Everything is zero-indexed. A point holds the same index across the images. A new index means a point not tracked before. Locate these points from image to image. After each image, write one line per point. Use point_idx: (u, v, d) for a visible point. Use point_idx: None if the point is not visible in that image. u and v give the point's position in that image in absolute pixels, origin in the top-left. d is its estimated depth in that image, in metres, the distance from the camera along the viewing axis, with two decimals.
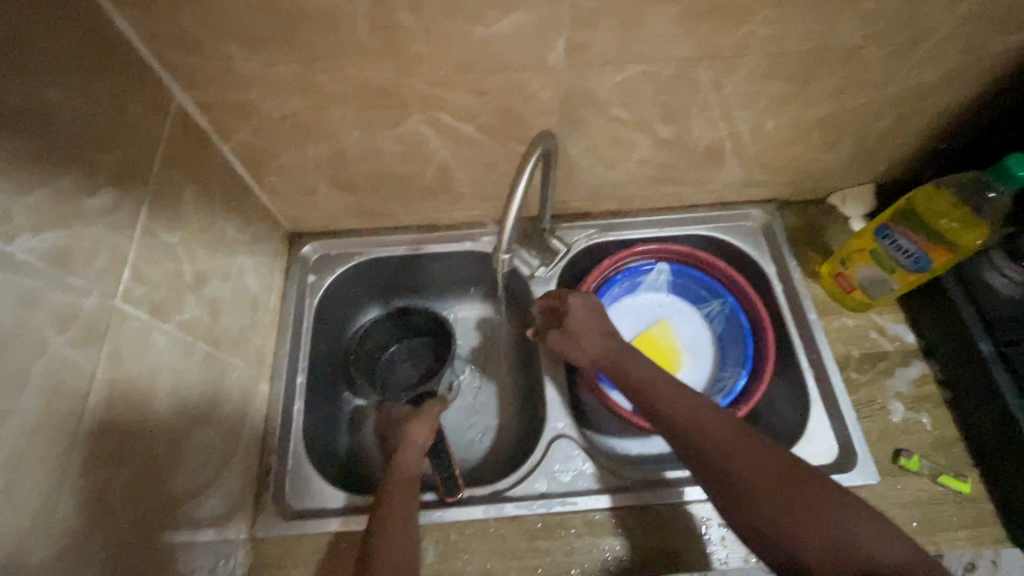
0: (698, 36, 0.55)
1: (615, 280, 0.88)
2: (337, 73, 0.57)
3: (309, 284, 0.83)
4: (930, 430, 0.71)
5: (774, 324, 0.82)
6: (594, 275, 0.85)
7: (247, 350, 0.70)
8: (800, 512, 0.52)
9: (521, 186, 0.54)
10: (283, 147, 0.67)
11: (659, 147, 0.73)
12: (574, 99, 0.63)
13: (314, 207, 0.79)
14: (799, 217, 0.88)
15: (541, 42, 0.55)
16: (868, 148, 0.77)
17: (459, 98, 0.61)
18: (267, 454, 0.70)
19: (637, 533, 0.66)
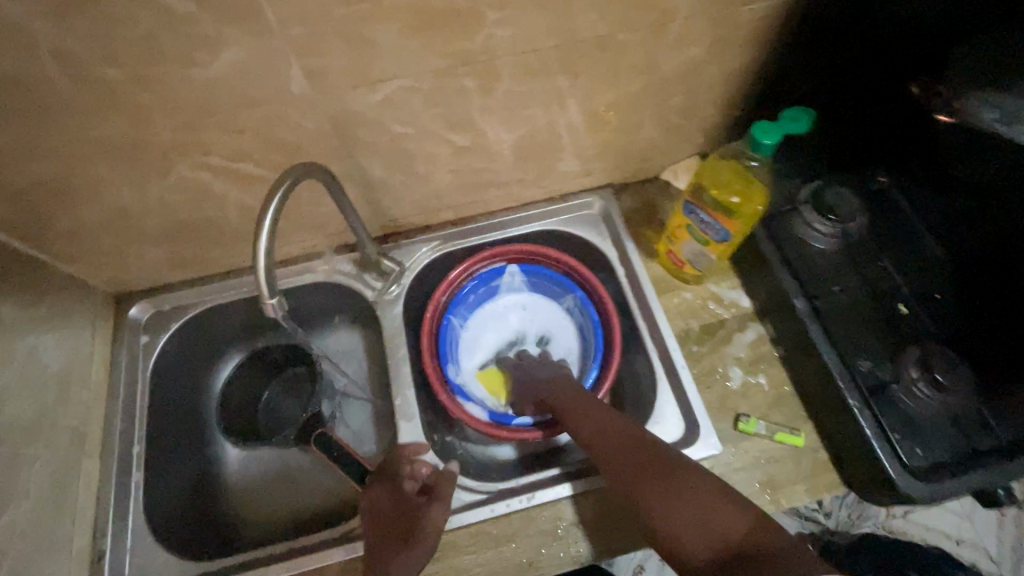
0: (435, 47, 0.55)
1: (468, 291, 0.83)
2: (68, 135, 0.54)
3: (141, 345, 0.77)
4: (766, 390, 0.74)
5: (620, 309, 0.82)
6: (442, 288, 0.80)
7: (56, 434, 0.66)
8: (682, 501, 0.54)
9: (267, 221, 0.50)
10: (54, 216, 0.63)
11: (463, 155, 0.72)
12: (343, 124, 0.61)
13: (125, 266, 0.75)
14: (637, 198, 0.88)
15: (272, 74, 0.53)
16: (675, 124, 0.77)
17: (219, 140, 0.58)
18: (100, 536, 0.67)
19: (490, 547, 0.66)
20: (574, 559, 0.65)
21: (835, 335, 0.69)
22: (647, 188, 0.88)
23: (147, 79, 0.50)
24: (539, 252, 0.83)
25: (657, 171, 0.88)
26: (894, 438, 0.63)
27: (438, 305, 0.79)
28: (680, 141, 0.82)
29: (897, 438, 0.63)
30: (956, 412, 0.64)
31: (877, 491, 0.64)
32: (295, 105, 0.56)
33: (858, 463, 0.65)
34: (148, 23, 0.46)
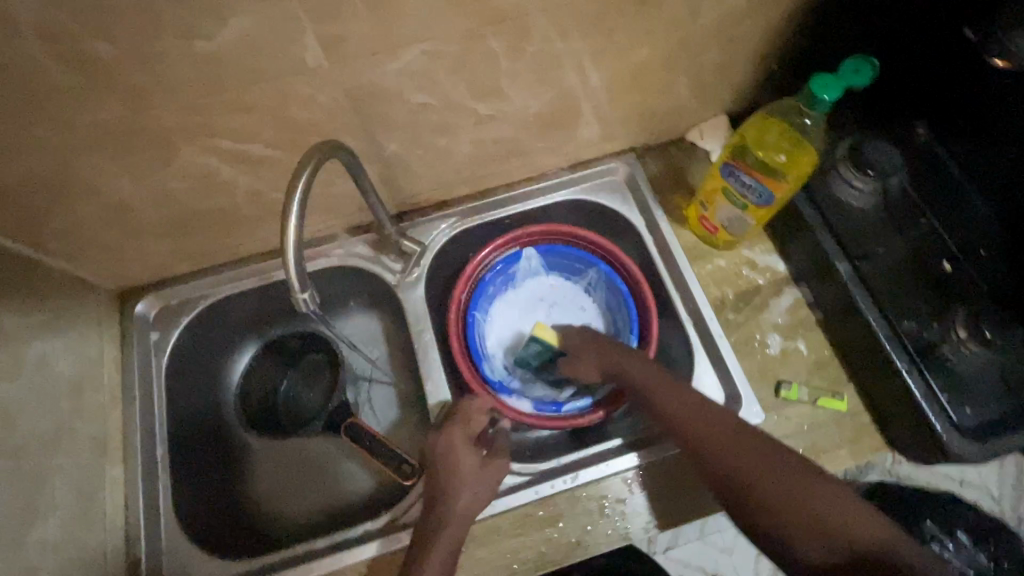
0: (463, 5, 0.49)
1: (486, 283, 0.79)
2: (57, 123, 0.48)
3: (152, 343, 0.73)
4: (806, 355, 0.72)
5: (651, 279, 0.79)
6: (461, 284, 0.76)
7: (76, 444, 0.63)
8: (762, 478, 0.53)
9: (294, 208, 0.46)
10: (47, 213, 0.58)
11: (485, 125, 0.67)
12: (360, 96, 0.56)
13: (128, 262, 0.70)
14: (662, 162, 0.83)
15: (285, 45, 0.47)
16: (706, 81, 0.73)
17: (226, 120, 0.53)
18: (133, 543, 0.64)
19: (538, 529, 0.64)
20: (624, 535, 0.64)
21: (879, 298, 0.67)
22: (673, 150, 0.84)
23: (145, 55, 0.44)
24: (557, 229, 0.79)
25: (683, 132, 0.83)
26: (945, 399, 0.62)
27: (459, 303, 0.75)
28: (709, 98, 0.77)
29: (948, 399, 0.62)
30: (1004, 368, 0.63)
31: (925, 451, 0.63)
32: (309, 77, 0.51)
33: (906, 425, 0.64)
34: None
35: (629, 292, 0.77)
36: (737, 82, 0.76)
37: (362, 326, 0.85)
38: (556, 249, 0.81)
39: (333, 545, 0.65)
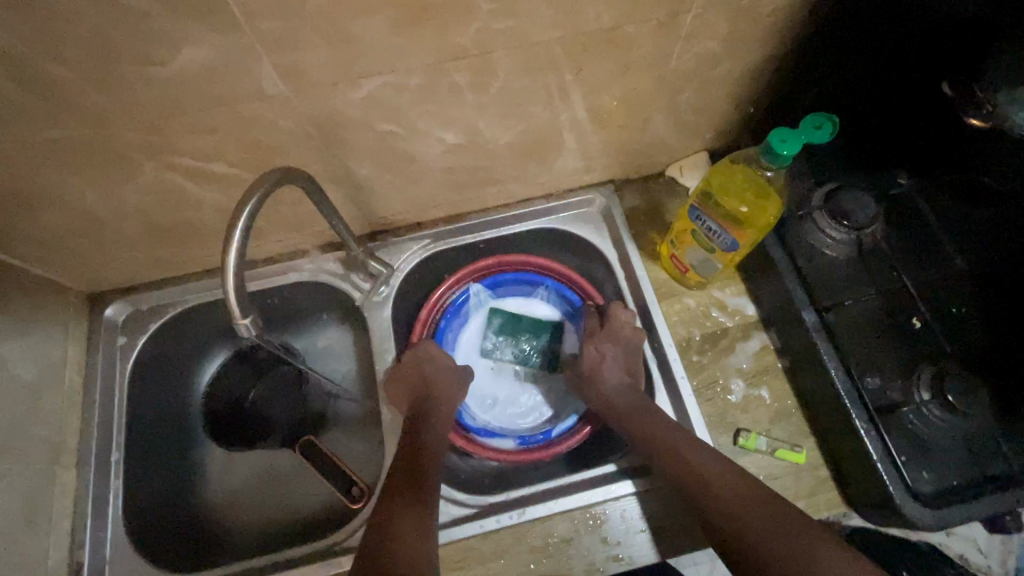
0: (424, 42, 0.50)
1: (445, 326, 0.79)
2: (17, 137, 0.49)
3: (119, 347, 0.74)
4: (768, 404, 0.71)
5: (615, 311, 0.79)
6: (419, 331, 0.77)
7: (29, 446, 0.63)
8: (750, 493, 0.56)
9: (236, 235, 0.46)
10: (13, 219, 0.59)
11: (456, 153, 0.67)
12: (323, 122, 0.56)
13: (99, 267, 0.71)
14: (640, 196, 0.83)
15: (243, 72, 0.48)
16: (683, 119, 0.72)
17: (186, 140, 0.53)
18: (79, 546, 0.65)
19: (480, 563, 0.64)
20: None
21: (843, 352, 0.66)
22: (652, 185, 0.83)
23: (100, 78, 0.45)
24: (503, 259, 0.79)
25: (662, 167, 0.83)
26: (901, 461, 0.61)
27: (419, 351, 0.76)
28: (689, 135, 0.77)
29: (904, 461, 0.61)
30: (967, 433, 0.62)
31: (879, 512, 0.62)
32: (269, 103, 0.52)
33: (861, 484, 0.63)
34: (95, 18, 0.40)
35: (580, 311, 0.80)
36: (717, 121, 0.75)
37: (330, 340, 0.85)
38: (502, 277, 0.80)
39: (276, 561, 0.65)
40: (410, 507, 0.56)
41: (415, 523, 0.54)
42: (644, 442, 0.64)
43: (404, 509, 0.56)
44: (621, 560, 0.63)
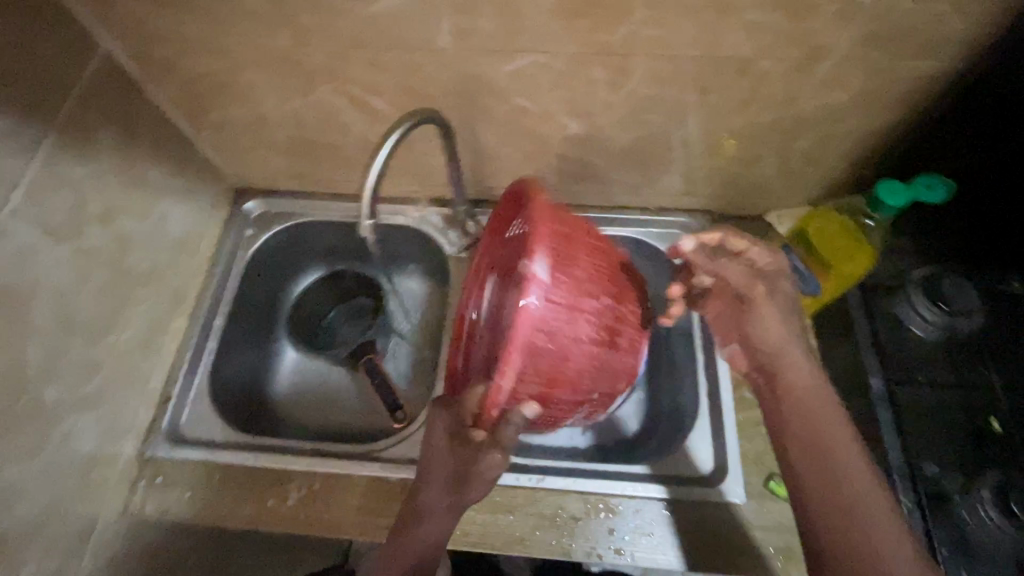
0: (579, 32, 0.56)
1: None
2: (242, 38, 0.61)
3: (245, 238, 0.86)
4: None
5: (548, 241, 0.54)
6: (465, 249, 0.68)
7: (164, 289, 0.75)
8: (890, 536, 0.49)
9: (383, 153, 0.55)
10: (209, 104, 0.71)
11: (574, 143, 0.73)
12: (471, 84, 0.64)
13: (252, 165, 0.84)
14: (731, 234, 0.86)
15: (425, 24, 0.57)
16: (795, 167, 0.75)
17: (360, 71, 0.64)
18: (171, 385, 0.75)
19: (489, 512, 0.67)
20: (563, 553, 0.65)
21: (905, 431, 0.64)
22: (747, 226, 0.86)
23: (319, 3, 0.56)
24: None
25: (762, 211, 0.85)
26: (941, 555, 0.58)
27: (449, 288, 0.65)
28: (794, 186, 0.79)
29: (943, 555, 0.58)
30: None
31: None
32: (435, 57, 0.61)
33: None
34: None
35: None
36: (827, 179, 0.77)
37: (414, 285, 0.93)
38: None
39: (330, 452, 0.71)
40: (433, 481, 0.59)
41: (409, 552, 0.59)
42: (788, 419, 0.57)
43: (428, 487, 0.59)
44: (624, 553, 0.64)
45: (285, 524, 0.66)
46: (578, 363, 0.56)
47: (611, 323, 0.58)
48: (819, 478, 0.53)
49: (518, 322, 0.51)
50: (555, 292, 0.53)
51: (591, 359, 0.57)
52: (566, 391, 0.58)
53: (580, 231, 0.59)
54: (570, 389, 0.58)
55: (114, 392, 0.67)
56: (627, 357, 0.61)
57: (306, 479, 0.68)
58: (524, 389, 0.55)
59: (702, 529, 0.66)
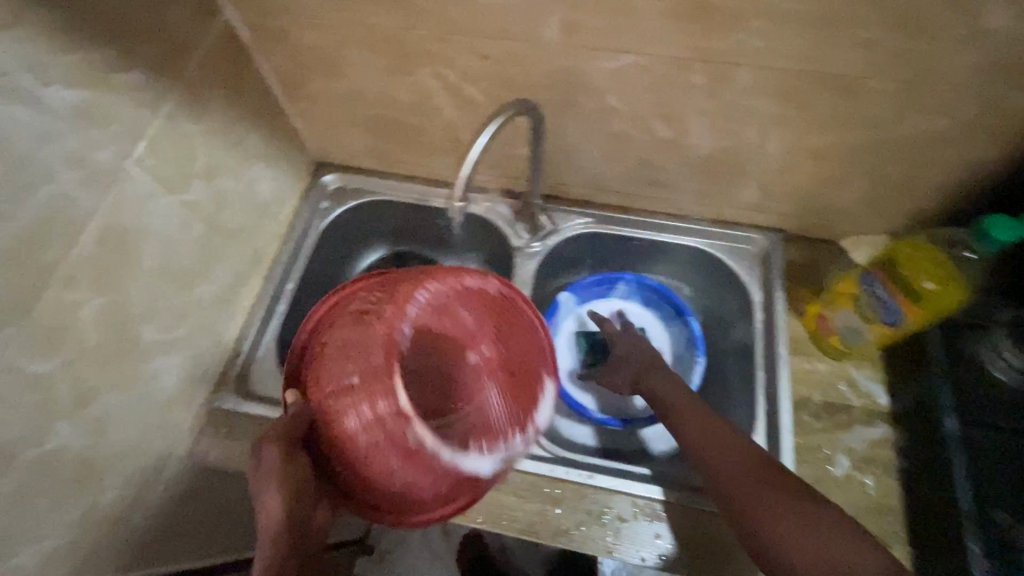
0: (686, 36, 0.57)
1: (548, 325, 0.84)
2: (355, 15, 0.63)
3: (320, 209, 0.89)
4: (869, 493, 0.68)
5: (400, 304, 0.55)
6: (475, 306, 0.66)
7: (246, 249, 0.78)
8: (768, 500, 0.53)
9: (482, 139, 0.56)
10: (310, 77, 0.74)
11: (657, 147, 0.73)
12: (568, 79, 0.65)
13: (337, 140, 0.87)
14: (802, 254, 0.84)
15: (536, 16, 0.58)
16: (882, 194, 0.73)
17: (461, 57, 0.66)
18: (241, 341, 0.78)
19: (535, 501, 0.68)
20: (606, 551, 0.65)
21: (978, 475, 0.62)
22: (819, 249, 0.84)
23: None
24: (601, 274, 0.90)
25: (836, 237, 0.83)
26: None
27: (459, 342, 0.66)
28: (877, 213, 0.77)
29: None
30: None
31: None
32: (538, 49, 0.62)
33: None
34: None
35: (683, 310, 0.86)
36: (914, 209, 0.74)
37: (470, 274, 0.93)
38: (584, 286, 0.89)
39: None
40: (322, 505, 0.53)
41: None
42: (707, 468, 0.59)
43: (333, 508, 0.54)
44: (670, 560, 0.64)
45: None
46: (347, 422, 0.50)
47: (379, 402, 0.49)
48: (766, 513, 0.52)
49: (353, 282, 0.60)
50: (376, 292, 0.56)
51: (369, 417, 0.49)
52: (337, 398, 0.50)
53: (504, 327, 0.58)
54: (346, 446, 0.50)
55: (196, 341, 0.71)
56: (433, 462, 0.51)
57: None
58: (332, 391, 0.51)
59: None
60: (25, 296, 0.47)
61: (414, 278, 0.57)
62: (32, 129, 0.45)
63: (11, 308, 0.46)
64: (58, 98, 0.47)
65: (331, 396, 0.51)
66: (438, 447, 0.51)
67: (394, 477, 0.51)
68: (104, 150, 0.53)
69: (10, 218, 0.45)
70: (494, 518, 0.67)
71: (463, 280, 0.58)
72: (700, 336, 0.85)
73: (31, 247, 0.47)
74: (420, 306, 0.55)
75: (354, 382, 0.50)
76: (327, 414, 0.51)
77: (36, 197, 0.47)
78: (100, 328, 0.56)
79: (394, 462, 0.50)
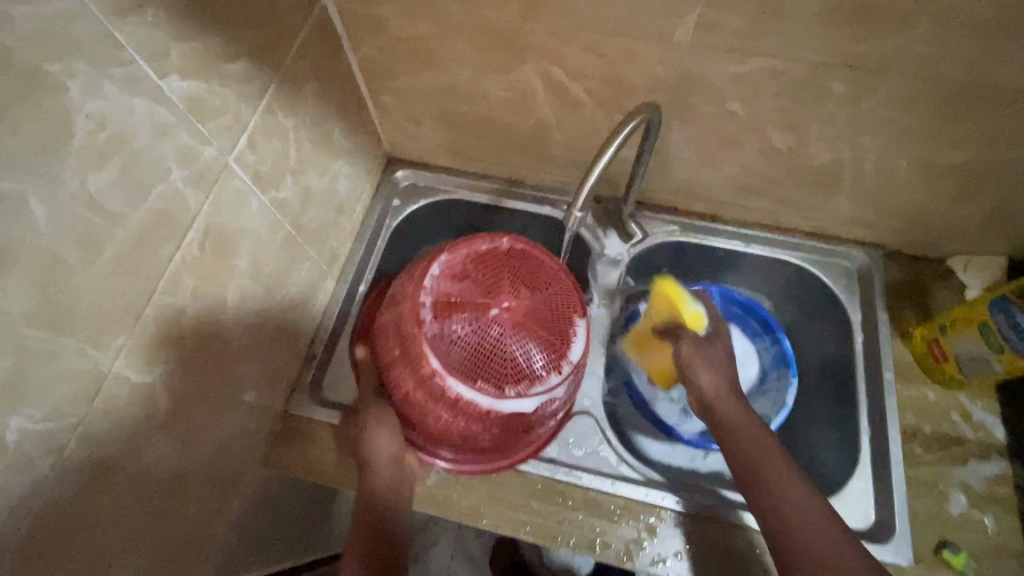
0: (838, 40, 0.53)
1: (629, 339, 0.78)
2: (466, 4, 0.59)
3: (392, 207, 0.85)
4: (990, 534, 0.63)
5: (458, 281, 0.60)
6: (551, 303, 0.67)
7: (325, 249, 0.75)
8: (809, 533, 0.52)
9: (609, 151, 0.55)
10: (401, 70, 0.70)
11: (769, 156, 0.69)
12: (689, 80, 0.61)
13: (414, 136, 0.82)
14: (905, 273, 0.79)
15: (671, 12, 0.54)
16: (1009, 213, 0.68)
17: (574, 55, 0.61)
18: (315, 345, 0.75)
19: (630, 527, 0.65)
20: None
21: None
22: (923, 268, 0.79)
23: None
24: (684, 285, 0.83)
25: (944, 255, 0.78)
26: None
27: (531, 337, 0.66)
28: (997, 232, 0.72)
29: None
30: None
31: None
32: (664, 48, 0.58)
33: None
34: None
35: (774, 328, 0.80)
36: None
37: None
38: None
39: None
40: (382, 470, 0.63)
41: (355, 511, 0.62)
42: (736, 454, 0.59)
43: (376, 471, 0.62)
44: None
45: (424, 503, 0.66)
46: (403, 380, 0.60)
47: (420, 365, 0.57)
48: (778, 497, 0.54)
49: (427, 263, 0.61)
50: (455, 282, 0.59)
51: (413, 377, 0.59)
52: (399, 367, 0.60)
53: (560, 345, 0.59)
54: (395, 392, 0.62)
55: (278, 346, 0.67)
56: (474, 419, 0.58)
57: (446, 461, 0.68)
58: (392, 357, 0.61)
59: None
60: (135, 301, 0.44)
61: (500, 270, 0.60)
62: (149, 121, 0.42)
63: (121, 316, 0.43)
64: (174, 89, 0.44)
65: (389, 364, 0.61)
66: (473, 416, 0.58)
67: (442, 422, 0.60)
68: (211, 145, 0.49)
69: (124, 219, 0.41)
70: (589, 544, 0.65)
71: (533, 273, 0.61)
72: (792, 355, 0.80)
73: (143, 250, 0.43)
74: (436, 278, 0.60)
75: (398, 356, 0.60)
76: (389, 379, 0.62)
77: (149, 196, 0.43)
78: (197, 334, 0.52)
79: (443, 411, 0.59)
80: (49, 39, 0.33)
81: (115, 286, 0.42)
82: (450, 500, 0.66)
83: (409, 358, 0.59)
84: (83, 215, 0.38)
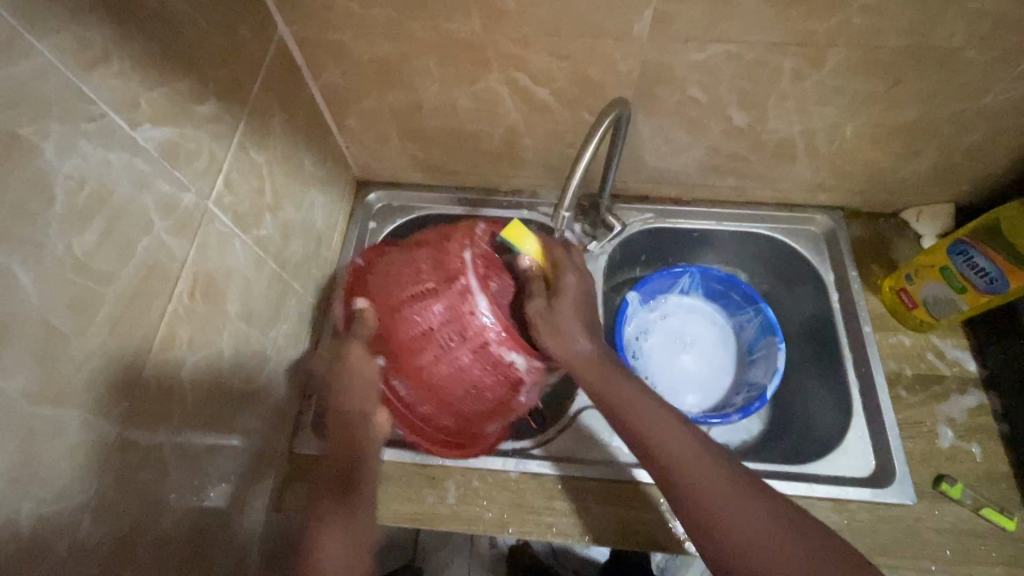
0: (787, 21, 0.56)
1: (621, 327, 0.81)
2: (428, 21, 0.59)
3: (369, 230, 0.83)
4: (978, 461, 0.68)
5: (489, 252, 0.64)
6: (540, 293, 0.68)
7: (309, 280, 0.73)
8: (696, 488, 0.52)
9: (588, 155, 0.57)
10: (365, 92, 0.70)
11: (732, 135, 0.72)
12: (652, 72, 0.63)
13: (384, 156, 0.82)
14: (867, 230, 0.84)
15: (630, 10, 0.56)
16: (952, 163, 0.74)
17: (539, 60, 0.63)
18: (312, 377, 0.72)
19: (654, 509, 0.65)
20: None
21: None
22: (882, 224, 0.84)
23: None
24: (664, 271, 0.85)
25: (898, 209, 0.83)
26: None
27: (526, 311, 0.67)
28: (943, 182, 0.77)
29: None
30: None
31: None
32: (625, 44, 0.60)
33: None
34: None
35: (755, 297, 0.83)
36: (980, 176, 0.75)
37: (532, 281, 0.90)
38: (650, 284, 0.85)
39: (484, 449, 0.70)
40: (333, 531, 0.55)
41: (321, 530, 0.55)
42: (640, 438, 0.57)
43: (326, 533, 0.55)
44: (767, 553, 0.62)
45: (450, 521, 0.65)
46: (430, 314, 0.58)
47: (462, 304, 0.58)
48: (720, 510, 0.50)
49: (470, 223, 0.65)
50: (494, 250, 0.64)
51: (447, 312, 0.57)
52: (419, 303, 0.58)
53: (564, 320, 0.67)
54: (409, 329, 0.58)
55: (276, 385, 0.65)
56: (491, 373, 0.59)
57: (464, 475, 0.67)
58: (421, 290, 0.59)
59: (879, 531, 0.64)
60: (132, 363, 0.42)
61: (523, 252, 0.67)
62: (126, 174, 0.40)
63: (121, 380, 0.41)
64: (148, 138, 0.42)
65: (413, 298, 0.58)
66: (490, 368, 0.59)
67: (453, 369, 0.58)
68: (190, 192, 0.48)
69: (113, 279, 0.40)
70: (616, 533, 0.64)
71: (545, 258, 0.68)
72: (776, 321, 0.81)
73: (134, 308, 0.42)
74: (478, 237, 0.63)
75: (431, 289, 0.58)
76: (400, 316, 0.59)
77: (134, 252, 0.41)
78: (197, 386, 0.51)
79: (462, 356, 0.58)
80: (22, 102, 0.32)
81: (112, 347, 0.40)
82: (472, 514, 0.65)
83: (454, 296, 0.58)
84: (74, 279, 0.36)
